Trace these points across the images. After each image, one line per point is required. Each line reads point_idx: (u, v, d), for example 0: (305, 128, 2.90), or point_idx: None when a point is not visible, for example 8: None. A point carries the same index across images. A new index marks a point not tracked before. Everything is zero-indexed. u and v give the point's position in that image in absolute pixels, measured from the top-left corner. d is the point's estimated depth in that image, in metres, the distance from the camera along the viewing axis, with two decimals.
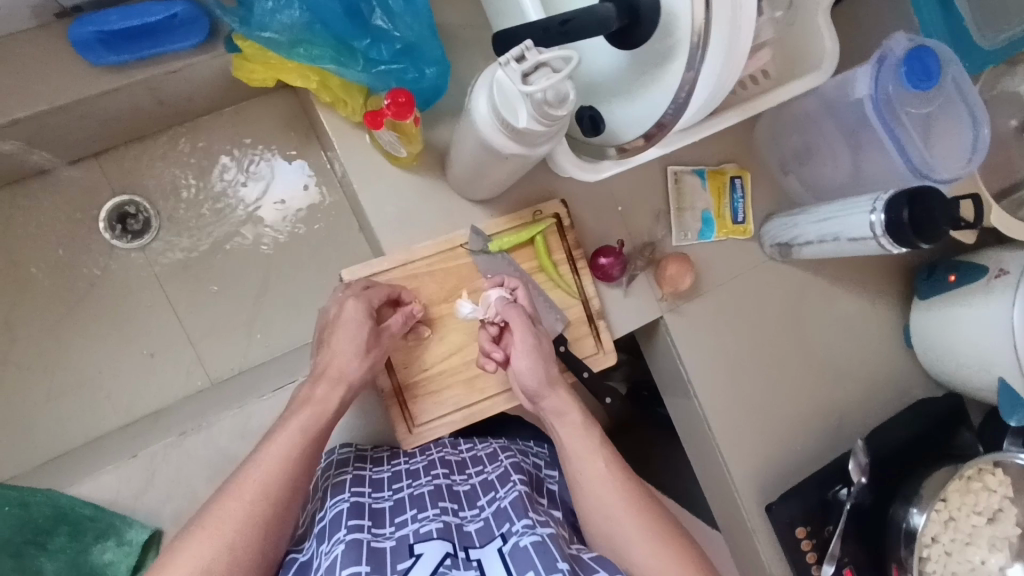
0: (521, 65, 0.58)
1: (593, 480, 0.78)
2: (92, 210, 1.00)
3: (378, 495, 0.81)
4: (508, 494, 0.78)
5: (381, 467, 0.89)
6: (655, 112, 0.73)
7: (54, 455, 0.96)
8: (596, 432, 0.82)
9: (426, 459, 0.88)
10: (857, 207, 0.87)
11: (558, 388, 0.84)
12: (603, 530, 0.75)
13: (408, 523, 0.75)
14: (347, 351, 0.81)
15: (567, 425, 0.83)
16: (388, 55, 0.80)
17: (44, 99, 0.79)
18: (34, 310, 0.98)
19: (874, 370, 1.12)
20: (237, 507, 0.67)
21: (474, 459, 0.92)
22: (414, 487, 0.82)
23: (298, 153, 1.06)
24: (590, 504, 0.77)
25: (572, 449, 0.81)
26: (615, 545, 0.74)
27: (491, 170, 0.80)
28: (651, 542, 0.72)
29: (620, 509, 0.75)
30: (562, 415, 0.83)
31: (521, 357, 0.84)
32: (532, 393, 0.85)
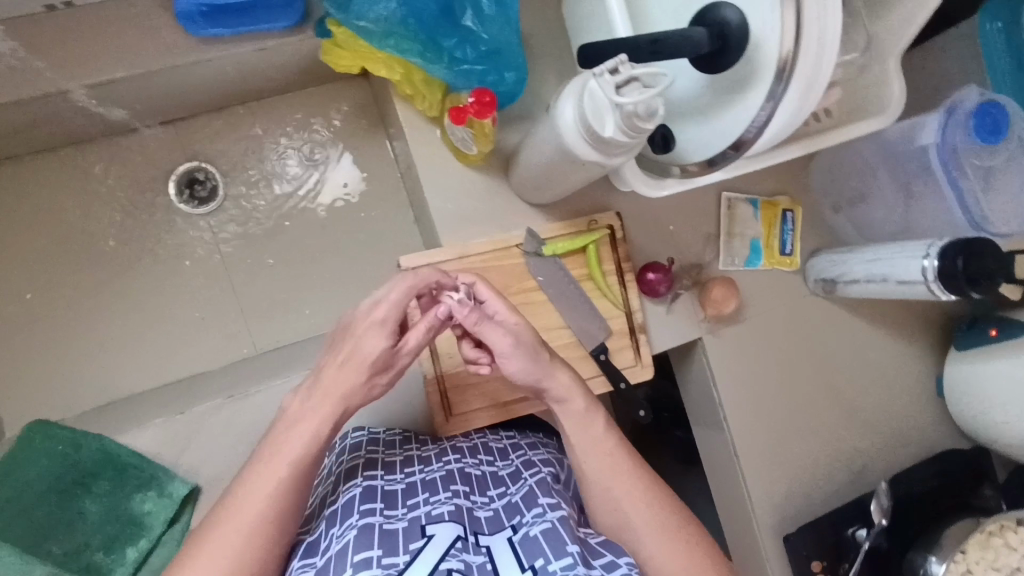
0: (615, 77, 0.60)
1: (600, 471, 0.76)
2: (164, 172, 1.03)
3: (390, 478, 0.81)
4: (518, 491, 0.79)
5: (395, 450, 0.88)
6: (725, 139, 0.75)
7: (96, 404, 0.98)
8: (601, 419, 0.78)
9: (437, 448, 0.88)
10: (910, 251, 0.88)
11: (557, 371, 0.78)
12: (608, 520, 0.74)
13: (421, 505, 0.74)
14: (356, 369, 0.69)
15: (571, 413, 0.78)
16: (473, 57, 0.83)
17: (140, 61, 0.82)
18: (95, 263, 1.00)
19: (903, 415, 1.13)
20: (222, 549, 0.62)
21: (485, 448, 0.91)
22: (426, 471, 0.82)
23: (364, 140, 1.09)
24: (597, 494, 0.75)
25: (577, 438, 0.77)
26: (621, 536, 0.73)
27: (560, 173, 0.82)
28: (659, 534, 0.72)
29: (630, 500, 0.74)
30: (562, 402, 0.78)
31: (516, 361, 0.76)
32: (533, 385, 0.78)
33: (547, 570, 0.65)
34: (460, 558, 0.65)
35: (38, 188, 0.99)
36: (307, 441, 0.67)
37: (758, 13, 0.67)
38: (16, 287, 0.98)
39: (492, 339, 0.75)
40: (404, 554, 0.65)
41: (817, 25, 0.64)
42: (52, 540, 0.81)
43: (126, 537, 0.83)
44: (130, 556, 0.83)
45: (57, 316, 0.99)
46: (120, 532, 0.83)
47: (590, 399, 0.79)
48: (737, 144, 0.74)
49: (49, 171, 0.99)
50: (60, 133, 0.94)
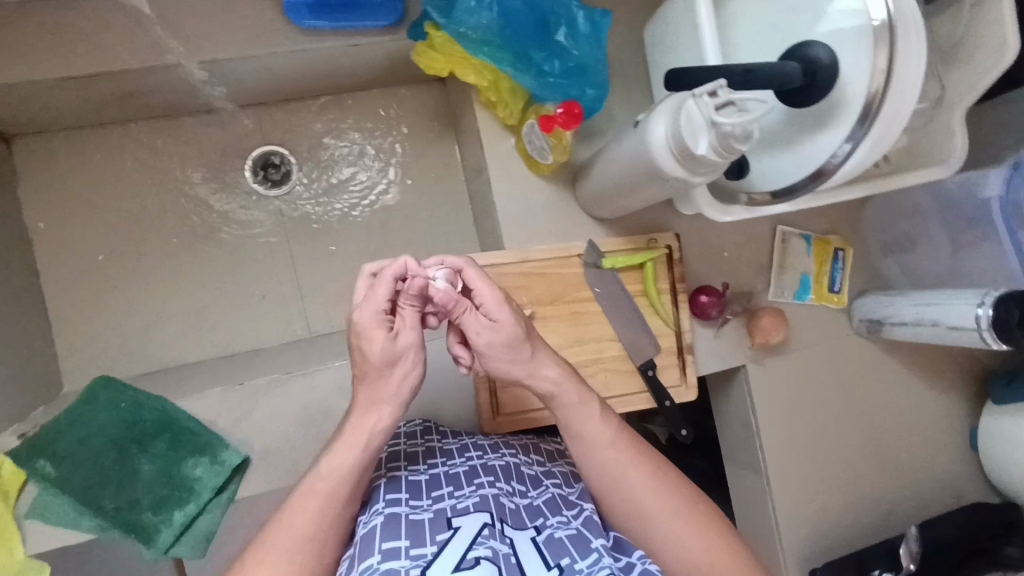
0: (714, 99, 0.63)
1: (606, 462, 0.72)
2: (242, 153, 1.07)
3: (414, 468, 0.80)
4: (539, 496, 0.77)
5: (416, 440, 0.87)
6: (796, 172, 0.79)
7: (154, 368, 1.01)
8: (596, 405, 0.74)
9: (459, 443, 0.87)
10: (964, 298, 0.91)
11: (546, 360, 0.74)
12: (619, 510, 0.71)
13: (446, 498, 0.73)
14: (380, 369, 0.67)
15: (565, 405, 0.74)
16: (559, 71, 0.87)
17: (243, 45, 0.86)
18: (167, 234, 1.04)
19: (934, 464, 1.13)
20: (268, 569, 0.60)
21: (506, 444, 0.89)
22: (448, 464, 0.81)
23: (434, 141, 1.13)
24: (605, 488, 0.72)
25: (576, 430, 0.74)
26: (635, 526, 0.70)
27: (632, 193, 0.84)
28: (675, 520, 0.69)
29: (642, 489, 0.71)
30: (554, 395, 0.74)
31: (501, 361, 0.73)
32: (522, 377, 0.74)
33: (574, 568, 0.64)
34: (488, 545, 0.62)
35: (121, 156, 1.02)
36: (349, 458, 0.66)
37: (844, 56, 0.71)
38: (88, 249, 1.01)
39: (468, 329, 0.71)
40: (431, 545, 0.64)
41: (902, 78, 0.68)
42: (103, 494, 0.83)
43: (175, 499, 0.86)
44: (177, 519, 0.85)
45: (127, 280, 1.02)
46: (170, 495, 0.86)
47: (582, 387, 0.75)
48: (817, 173, 0.77)
49: (133, 141, 1.03)
50: (151, 106, 0.98)
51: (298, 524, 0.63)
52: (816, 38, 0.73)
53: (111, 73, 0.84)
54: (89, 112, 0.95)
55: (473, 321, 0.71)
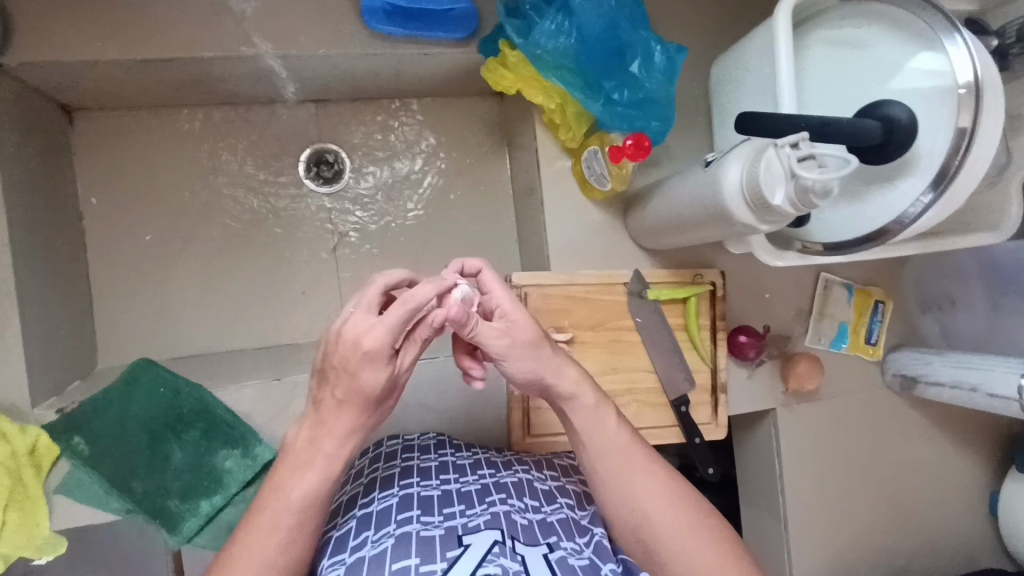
0: (796, 151, 0.64)
1: (615, 473, 0.70)
2: (296, 148, 1.08)
3: (426, 483, 0.80)
4: (553, 514, 0.76)
5: (428, 456, 0.88)
6: (860, 228, 0.79)
7: (190, 353, 1.02)
8: (611, 413, 0.72)
9: (472, 459, 0.87)
10: (1006, 366, 0.90)
11: (562, 363, 0.71)
12: (626, 522, 0.68)
13: (456, 516, 0.73)
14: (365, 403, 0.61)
15: (583, 412, 0.72)
16: (628, 101, 0.87)
17: (314, 43, 0.86)
18: (217, 220, 1.05)
19: (952, 527, 1.13)
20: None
21: (519, 462, 0.89)
22: (460, 482, 0.81)
23: (486, 156, 1.14)
24: (611, 499, 0.70)
25: (587, 437, 0.71)
26: (642, 538, 0.67)
27: (686, 233, 0.84)
28: (682, 531, 0.66)
29: (652, 501, 0.68)
30: (571, 400, 0.71)
31: (514, 362, 0.68)
32: (536, 386, 0.71)
33: None
34: (499, 563, 0.63)
35: (179, 140, 1.04)
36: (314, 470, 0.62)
37: (924, 118, 0.71)
38: (137, 228, 1.03)
39: (483, 339, 0.66)
40: (442, 562, 0.64)
41: (980, 144, 0.69)
42: (133, 477, 0.82)
43: (202, 489, 0.85)
44: (203, 509, 0.84)
45: (173, 263, 1.04)
46: (198, 483, 0.85)
47: (599, 395, 0.73)
48: (881, 231, 0.77)
49: (191, 126, 1.04)
50: (214, 95, 0.99)
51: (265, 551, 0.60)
52: (895, 98, 0.73)
53: (185, 59, 0.84)
54: (153, 94, 0.97)
55: (488, 329, 0.67)
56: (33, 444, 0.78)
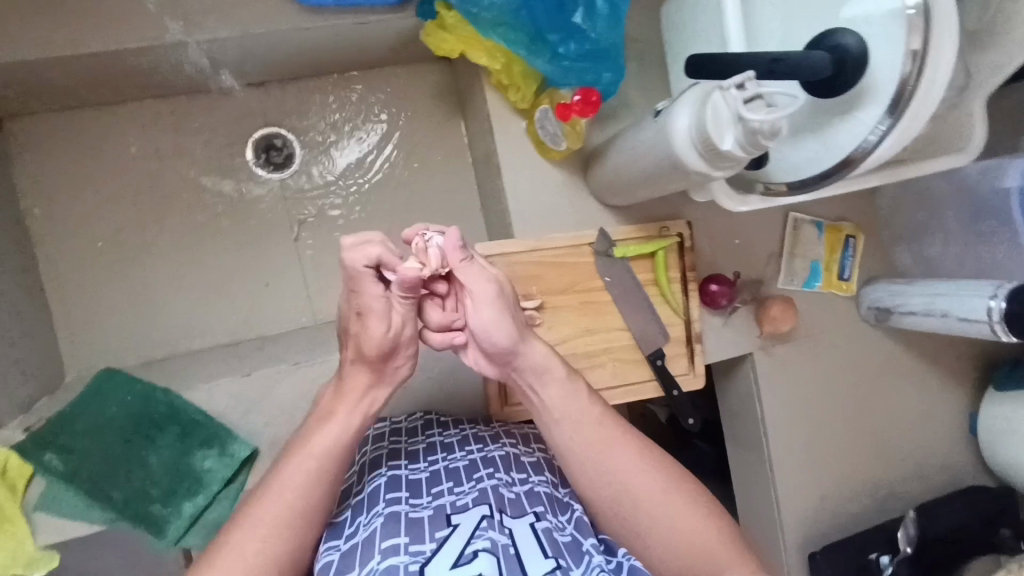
0: (742, 92, 0.61)
1: (592, 445, 0.70)
2: (242, 135, 1.04)
3: (414, 466, 0.80)
4: (538, 485, 0.76)
5: (416, 438, 0.88)
6: (824, 161, 0.76)
7: (160, 357, 1.00)
8: (581, 385, 0.73)
9: (460, 435, 0.87)
10: (976, 290, 0.90)
11: (532, 338, 0.72)
12: (606, 496, 0.68)
13: (445, 495, 0.73)
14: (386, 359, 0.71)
15: (551, 384, 0.72)
16: (576, 53, 0.83)
17: (244, 23, 0.82)
18: (168, 218, 1.02)
19: (934, 450, 1.15)
20: (253, 544, 0.61)
21: (507, 434, 0.89)
22: (449, 459, 0.81)
23: (441, 123, 1.10)
24: (589, 474, 0.69)
25: (560, 412, 0.72)
26: (623, 509, 0.67)
27: (647, 186, 0.83)
28: (662, 496, 0.67)
29: (631, 472, 0.69)
30: (541, 373, 0.72)
31: (486, 310, 0.68)
32: (502, 352, 0.70)
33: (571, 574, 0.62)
34: (487, 537, 0.63)
35: (119, 138, 1.00)
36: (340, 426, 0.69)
37: (876, 45, 0.68)
38: (87, 235, 0.99)
39: (470, 280, 0.67)
40: (430, 542, 0.64)
41: (933, 69, 0.66)
42: (112, 484, 0.82)
43: (183, 491, 0.85)
44: (186, 510, 0.84)
45: (129, 268, 1.01)
46: (179, 486, 0.85)
47: (567, 367, 0.73)
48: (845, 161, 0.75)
49: (131, 122, 1.00)
50: (148, 87, 0.95)
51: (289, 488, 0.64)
52: (844, 26, 0.70)
53: (107, 53, 0.80)
54: (83, 92, 0.92)
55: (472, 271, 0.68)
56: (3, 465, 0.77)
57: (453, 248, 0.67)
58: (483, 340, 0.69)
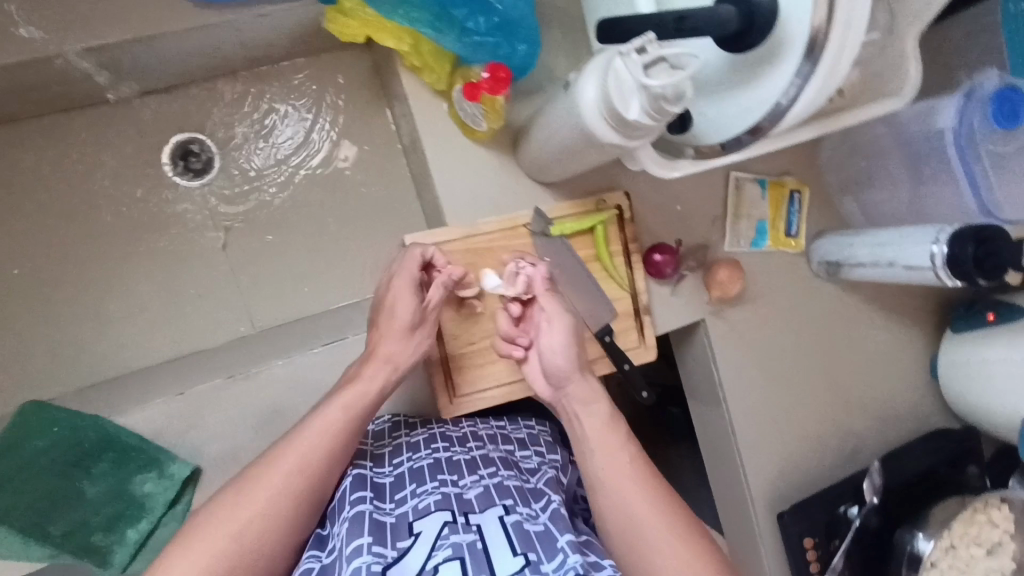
0: (642, 57, 0.58)
1: (614, 471, 0.70)
2: (156, 144, 0.99)
3: (379, 470, 0.79)
4: (505, 479, 0.75)
5: (383, 441, 0.87)
6: (752, 116, 0.72)
7: (93, 382, 0.96)
8: (622, 424, 0.74)
9: (427, 433, 0.86)
10: (920, 236, 0.88)
11: (587, 375, 0.79)
12: (616, 519, 0.67)
13: (409, 500, 0.72)
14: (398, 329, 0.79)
15: (593, 416, 0.75)
16: (485, 28, 0.80)
17: (133, 26, 0.77)
18: (87, 238, 0.98)
19: (897, 397, 1.14)
20: (258, 499, 0.63)
21: (475, 436, 0.87)
22: (414, 459, 0.79)
23: (366, 111, 1.06)
24: (604, 495, 0.69)
25: (593, 437, 0.73)
26: (629, 537, 0.65)
27: (574, 159, 0.80)
28: (669, 534, 0.64)
29: (642, 503, 0.67)
30: (586, 402, 0.76)
31: (556, 330, 0.80)
32: (558, 375, 0.80)
33: (539, 568, 0.60)
34: (450, 542, 0.61)
35: (26, 159, 0.95)
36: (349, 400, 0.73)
37: None
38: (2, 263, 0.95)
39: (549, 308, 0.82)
40: (393, 548, 0.64)
41: (845, 12, 0.63)
42: (52, 521, 0.79)
43: (128, 517, 0.82)
44: (131, 537, 0.82)
45: (52, 293, 0.97)
46: (124, 512, 0.82)
47: (613, 409, 0.76)
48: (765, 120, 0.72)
49: (35, 141, 0.95)
50: (45, 102, 0.90)
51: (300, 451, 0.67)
52: None
53: None
54: None
55: (547, 302, 0.83)
56: None
57: (541, 280, 0.85)
58: (549, 361, 0.80)
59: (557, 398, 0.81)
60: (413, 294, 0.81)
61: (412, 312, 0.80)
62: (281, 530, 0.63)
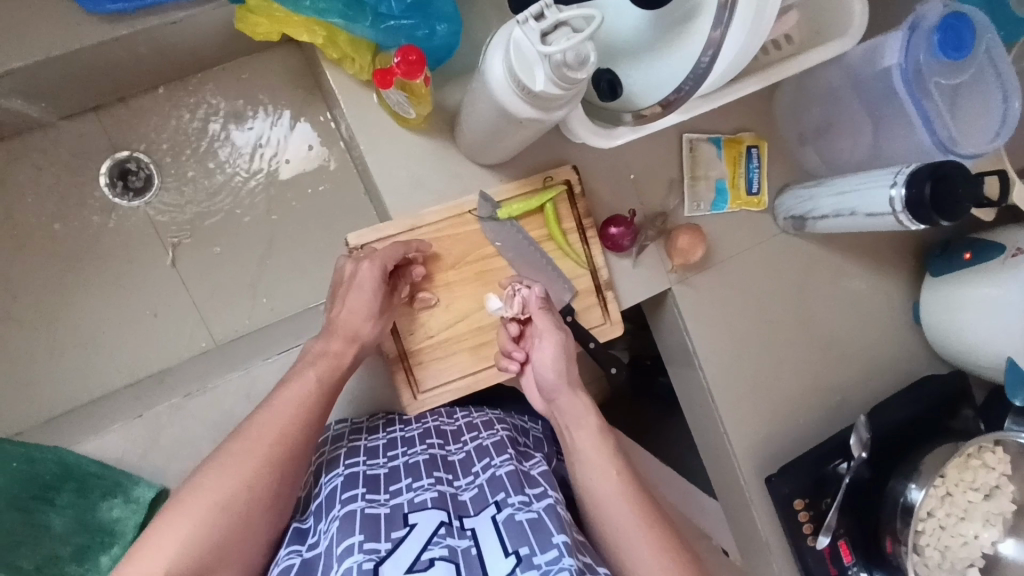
0: (540, 23, 0.55)
1: (604, 486, 0.74)
2: (93, 167, 0.98)
3: (373, 462, 0.79)
4: (501, 466, 0.75)
5: (377, 435, 0.86)
6: (683, 72, 0.72)
7: (57, 412, 0.96)
8: (612, 441, 0.78)
9: (421, 428, 0.86)
10: (879, 181, 0.84)
11: (578, 391, 0.83)
12: (608, 537, 0.72)
13: (403, 492, 0.72)
14: (364, 309, 0.81)
15: (585, 433, 0.79)
16: (400, 10, 0.77)
17: (38, 47, 0.76)
18: (34, 268, 0.97)
19: (879, 348, 1.11)
20: (239, 475, 0.65)
21: (470, 427, 0.88)
22: (408, 454, 0.80)
23: (304, 110, 1.04)
24: (596, 510, 0.74)
25: (585, 453, 0.78)
26: (619, 553, 0.70)
27: (504, 134, 0.77)
28: (653, 551, 0.68)
29: (630, 520, 0.71)
30: (577, 417, 0.81)
31: (546, 346, 0.84)
32: (550, 388, 0.84)
33: (532, 560, 0.62)
34: (444, 545, 0.63)
35: None
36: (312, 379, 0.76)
37: None
38: None
39: (540, 325, 0.85)
40: (386, 542, 0.64)
41: None
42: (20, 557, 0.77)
43: (97, 547, 0.81)
44: (104, 564, 0.81)
45: (7, 327, 0.97)
46: (90, 541, 0.81)
47: (604, 427, 0.80)
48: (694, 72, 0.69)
49: None
50: None
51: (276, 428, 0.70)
52: None
53: None
54: None
55: (542, 319, 0.86)
56: None
57: (536, 300, 0.87)
58: (541, 374, 0.84)
59: (551, 413, 0.85)
60: (377, 277, 0.82)
61: (375, 299, 0.81)
62: (261, 506, 0.66)
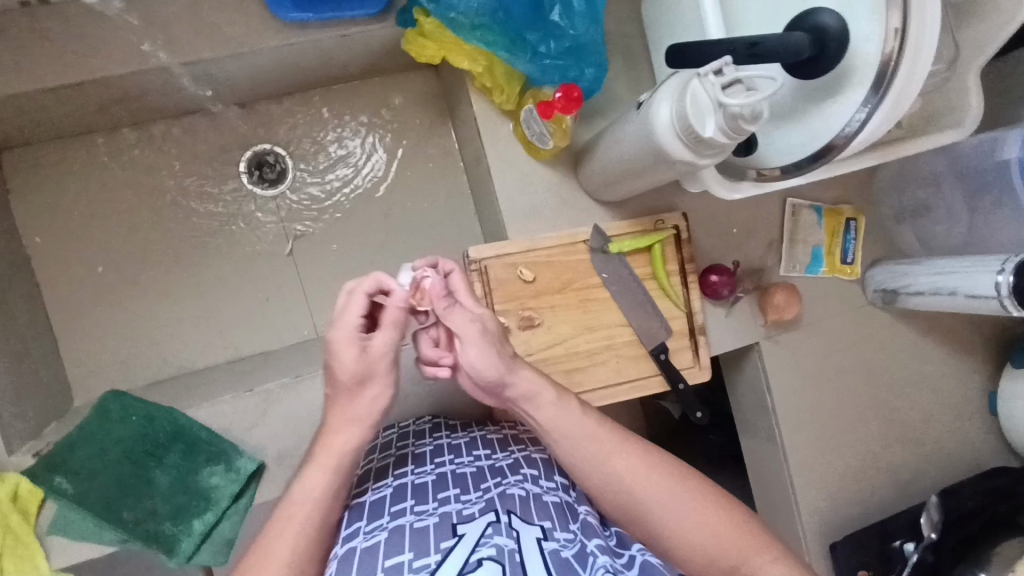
0: (720, 79, 0.61)
1: (592, 456, 0.70)
2: (235, 156, 1.07)
3: (420, 470, 0.74)
4: (549, 493, 0.69)
5: (423, 441, 0.83)
6: (804, 148, 0.76)
7: (167, 376, 1.03)
8: (574, 401, 0.73)
9: (467, 437, 0.83)
10: (984, 265, 0.87)
11: (521, 367, 0.71)
12: (616, 501, 0.69)
13: (451, 500, 0.66)
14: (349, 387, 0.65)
15: (544, 406, 0.71)
16: (556, 51, 0.84)
17: (228, 43, 0.84)
18: (168, 241, 1.05)
19: (955, 432, 1.11)
20: None
21: (516, 439, 0.84)
22: (456, 462, 0.75)
23: (431, 130, 1.11)
24: (595, 483, 0.69)
25: (558, 430, 0.71)
26: (635, 514, 0.68)
27: (633, 179, 0.83)
28: (668, 494, 0.67)
29: (638, 476, 0.69)
30: (532, 398, 0.71)
31: (469, 348, 0.68)
32: (494, 385, 0.70)
33: None
34: (492, 543, 0.56)
35: (120, 167, 1.04)
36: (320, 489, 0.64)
37: (860, 25, 0.66)
38: (91, 259, 1.03)
39: (457, 323, 0.69)
40: (436, 553, 0.57)
41: (917, 42, 0.64)
42: (123, 507, 0.83)
43: (193, 509, 0.87)
44: (197, 528, 0.86)
45: (134, 290, 1.04)
46: (189, 503, 0.87)
47: (558, 387, 0.74)
48: (827, 147, 0.74)
49: (130, 149, 1.04)
50: (140, 112, 0.98)
51: (286, 539, 0.62)
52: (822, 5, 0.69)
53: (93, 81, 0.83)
54: (78, 122, 0.96)
55: (457, 315, 0.70)
56: (14, 489, 0.79)
57: (440, 292, 0.71)
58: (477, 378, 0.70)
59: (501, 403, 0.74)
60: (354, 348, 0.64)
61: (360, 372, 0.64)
62: None
